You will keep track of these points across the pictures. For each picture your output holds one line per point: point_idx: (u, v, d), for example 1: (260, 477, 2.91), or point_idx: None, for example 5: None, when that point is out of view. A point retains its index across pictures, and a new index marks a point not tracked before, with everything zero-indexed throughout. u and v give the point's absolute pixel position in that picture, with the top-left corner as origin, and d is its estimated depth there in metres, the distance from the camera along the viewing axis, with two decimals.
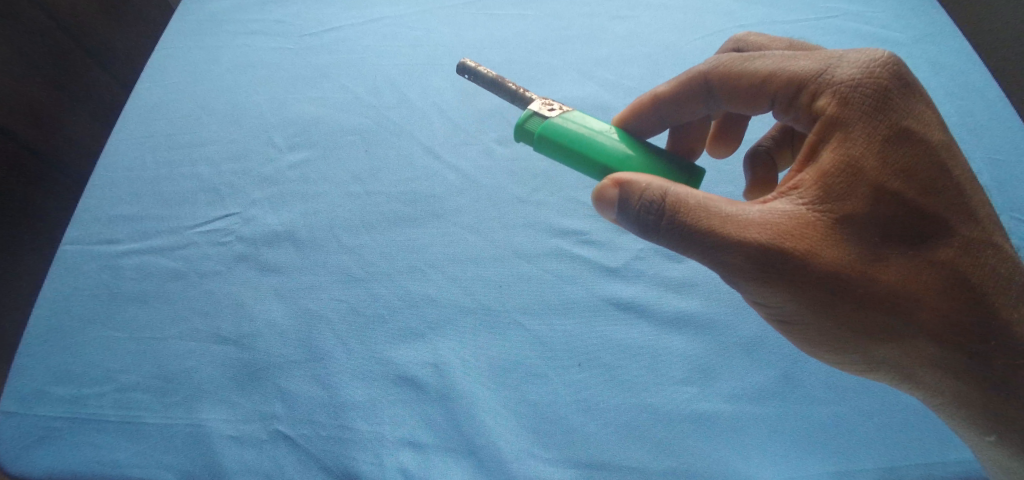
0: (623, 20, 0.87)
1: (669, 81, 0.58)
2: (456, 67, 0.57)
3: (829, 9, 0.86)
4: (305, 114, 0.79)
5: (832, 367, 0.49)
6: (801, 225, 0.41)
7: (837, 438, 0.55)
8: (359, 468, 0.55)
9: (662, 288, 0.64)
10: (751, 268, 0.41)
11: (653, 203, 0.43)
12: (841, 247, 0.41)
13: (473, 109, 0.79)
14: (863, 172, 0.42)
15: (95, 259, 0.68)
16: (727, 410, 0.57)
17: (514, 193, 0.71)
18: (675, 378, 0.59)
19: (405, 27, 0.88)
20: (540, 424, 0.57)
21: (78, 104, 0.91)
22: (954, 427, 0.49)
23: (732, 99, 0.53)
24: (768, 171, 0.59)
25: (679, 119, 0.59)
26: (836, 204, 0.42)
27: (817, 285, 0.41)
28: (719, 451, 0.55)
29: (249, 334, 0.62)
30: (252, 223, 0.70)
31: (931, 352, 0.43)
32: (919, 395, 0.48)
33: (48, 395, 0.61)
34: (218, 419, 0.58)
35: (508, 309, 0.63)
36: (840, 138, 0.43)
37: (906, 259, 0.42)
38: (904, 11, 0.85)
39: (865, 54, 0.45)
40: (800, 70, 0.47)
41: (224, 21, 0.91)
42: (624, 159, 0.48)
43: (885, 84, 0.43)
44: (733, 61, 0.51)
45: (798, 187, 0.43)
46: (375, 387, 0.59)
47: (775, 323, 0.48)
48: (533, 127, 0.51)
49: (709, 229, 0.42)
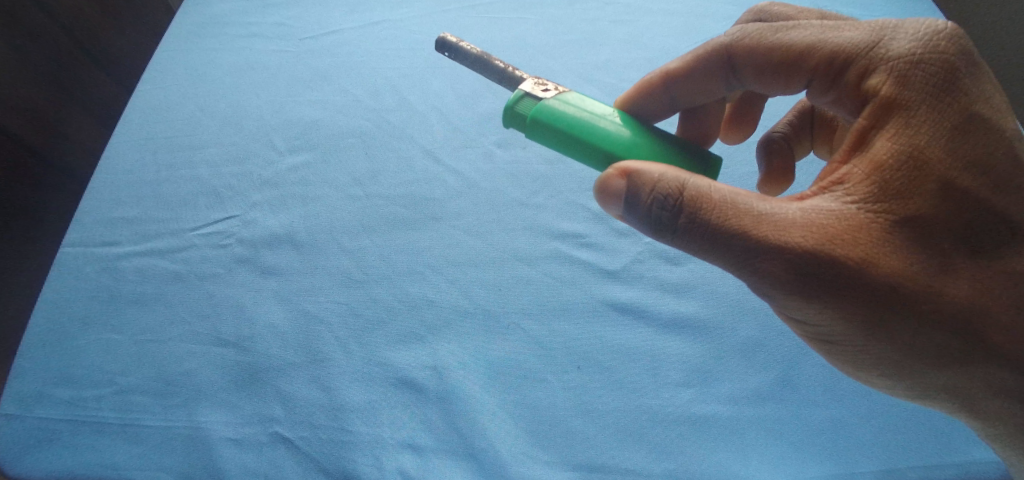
0: (624, 24, 0.82)
1: (684, 57, 0.52)
2: (436, 42, 0.52)
3: (849, 10, 0.80)
4: (305, 116, 0.76)
5: (877, 389, 0.44)
6: (852, 226, 0.36)
7: (858, 447, 0.50)
8: (358, 471, 0.51)
9: (660, 291, 0.59)
10: (793, 276, 0.36)
11: (676, 200, 0.38)
12: (898, 254, 0.36)
13: (472, 112, 0.75)
14: (926, 164, 0.36)
15: (95, 261, 0.66)
16: (752, 416, 0.52)
17: (513, 196, 0.67)
18: (673, 382, 0.54)
19: (405, 31, 0.84)
20: (543, 426, 0.52)
21: (77, 104, 0.90)
22: (1008, 457, 0.44)
23: (758, 75, 0.48)
24: (785, 158, 0.54)
25: (693, 98, 0.54)
26: (893, 203, 0.36)
27: (870, 298, 0.36)
28: (729, 460, 0.50)
29: (249, 337, 0.59)
30: (252, 225, 0.67)
31: (999, 378, 0.37)
32: (976, 425, 0.42)
33: (46, 398, 0.58)
34: (217, 421, 0.55)
35: (509, 311, 0.58)
36: (896, 124, 0.38)
37: (974, 270, 0.36)
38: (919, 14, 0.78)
39: (925, 24, 0.39)
40: (847, 42, 0.41)
41: (224, 24, 0.88)
42: (630, 147, 0.43)
43: (951, 61, 0.38)
44: (763, 33, 0.46)
45: (843, 182, 0.38)
46: (373, 389, 0.55)
47: (811, 338, 0.42)
48: (524, 109, 0.46)
49: (742, 230, 0.36)
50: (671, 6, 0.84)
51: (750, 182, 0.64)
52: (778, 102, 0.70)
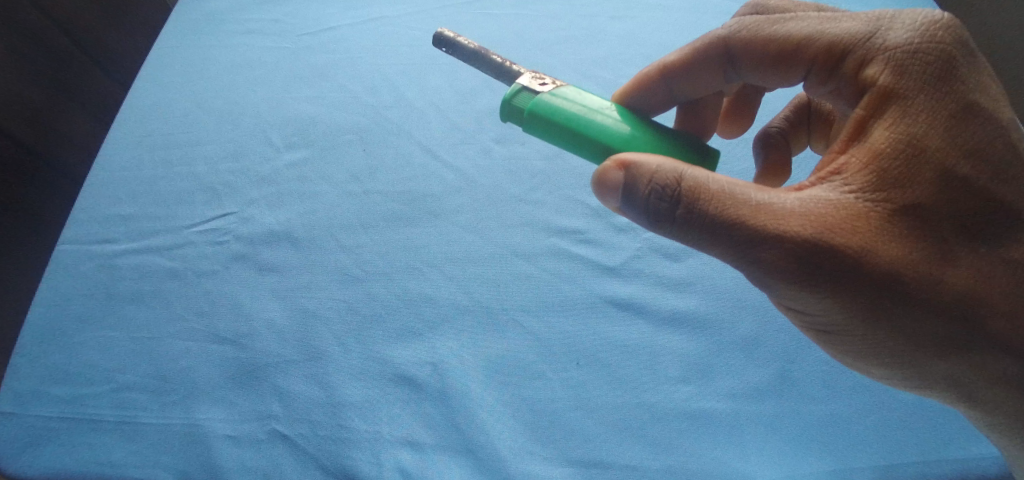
0: (622, 21, 0.82)
1: (682, 50, 0.52)
2: (433, 38, 0.53)
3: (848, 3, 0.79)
4: (304, 113, 0.75)
5: (877, 378, 0.44)
6: (852, 216, 0.36)
7: (858, 444, 0.50)
8: (358, 469, 0.51)
9: (659, 286, 0.59)
10: (794, 266, 0.36)
11: (671, 189, 0.38)
12: (898, 242, 0.36)
13: (471, 109, 0.75)
14: (925, 153, 0.36)
15: (93, 259, 0.65)
16: (751, 411, 0.52)
17: (512, 192, 0.67)
18: (672, 376, 0.54)
19: (404, 27, 0.84)
20: (541, 423, 0.52)
21: (75, 103, 0.91)
22: (1008, 448, 0.44)
23: (757, 67, 0.48)
24: (782, 152, 0.54)
25: (691, 92, 0.54)
26: (892, 192, 0.36)
27: (871, 287, 0.36)
28: (726, 454, 0.50)
29: (247, 334, 0.59)
30: (250, 222, 0.67)
31: (999, 366, 0.37)
32: (978, 415, 0.42)
33: (43, 396, 0.57)
34: (215, 418, 0.54)
35: (509, 308, 0.58)
36: (895, 113, 0.38)
37: (975, 259, 0.36)
38: (916, 7, 0.78)
39: (923, 14, 0.39)
40: (844, 32, 0.41)
41: (221, 21, 0.88)
42: (628, 140, 0.43)
43: (948, 50, 0.38)
44: (761, 25, 0.46)
45: (841, 172, 0.38)
46: (372, 386, 0.55)
47: (810, 329, 0.43)
48: (522, 102, 0.46)
49: (740, 220, 0.36)
50: (669, 1, 0.84)
51: (749, 177, 0.64)
52: (776, 97, 0.70)
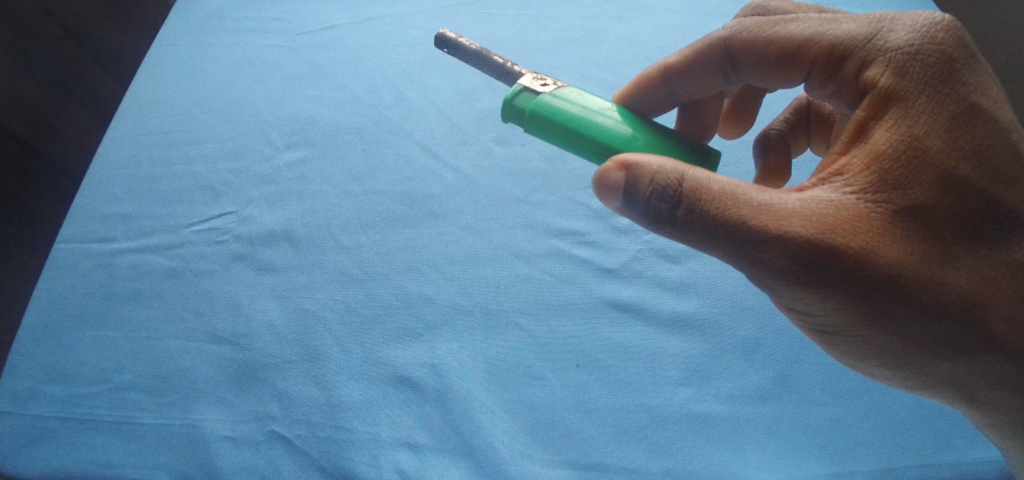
0: (623, 22, 0.82)
1: (682, 51, 0.52)
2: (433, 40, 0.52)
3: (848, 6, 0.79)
4: (304, 113, 0.75)
5: (878, 379, 0.44)
6: (853, 217, 0.36)
7: (858, 446, 0.50)
8: (356, 470, 0.51)
9: (659, 288, 0.59)
10: (794, 267, 0.36)
11: (671, 190, 0.37)
12: (899, 243, 0.36)
13: (472, 109, 0.75)
14: (927, 154, 0.36)
15: (91, 257, 0.65)
16: (751, 413, 0.52)
17: (512, 193, 0.67)
18: (672, 380, 0.54)
19: (405, 27, 0.84)
20: (541, 425, 0.52)
21: (77, 104, 0.92)
22: (1008, 450, 0.44)
23: (757, 68, 0.48)
24: (781, 155, 0.54)
25: (692, 94, 0.54)
26: (893, 193, 0.36)
27: (872, 288, 0.36)
28: (726, 457, 0.50)
29: (246, 334, 0.58)
30: (249, 222, 0.66)
31: (1000, 369, 0.37)
32: (979, 416, 0.42)
33: (42, 395, 0.57)
34: (214, 419, 0.54)
35: (508, 309, 0.58)
36: (896, 114, 0.38)
37: (976, 262, 0.36)
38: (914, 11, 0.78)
39: (924, 16, 0.39)
40: (845, 34, 0.41)
41: (222, 19, 0.88)
42: (629, 141, 0.43)
43: (949, 52, 0.38)
44: (760, 26, 0.46)
45: (842, 174, 0.38)
46: (371, 388, 0.54)
47: (811, 330, 0.42)
48: (523, 103, 0.46)
49: (742, 221, 0.36)
50: (670, 3, 0.84)
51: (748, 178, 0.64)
52: (775, 100, 0.70)
